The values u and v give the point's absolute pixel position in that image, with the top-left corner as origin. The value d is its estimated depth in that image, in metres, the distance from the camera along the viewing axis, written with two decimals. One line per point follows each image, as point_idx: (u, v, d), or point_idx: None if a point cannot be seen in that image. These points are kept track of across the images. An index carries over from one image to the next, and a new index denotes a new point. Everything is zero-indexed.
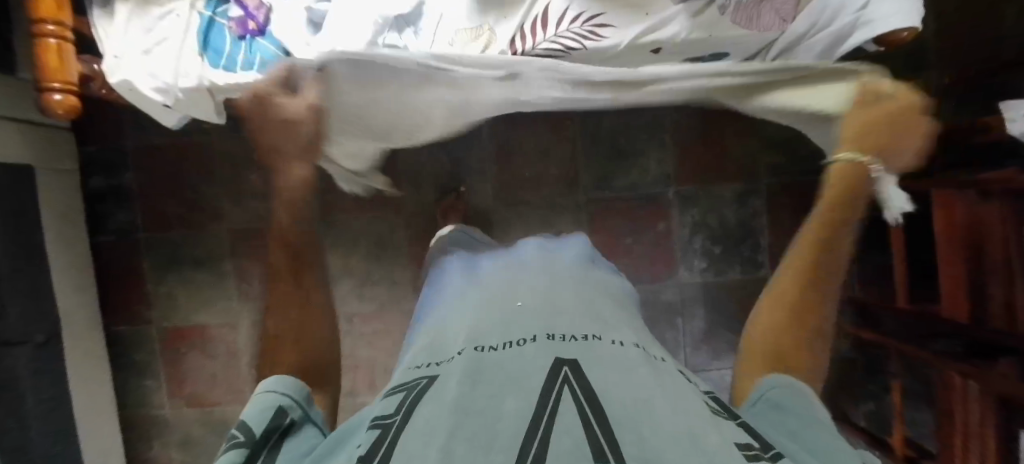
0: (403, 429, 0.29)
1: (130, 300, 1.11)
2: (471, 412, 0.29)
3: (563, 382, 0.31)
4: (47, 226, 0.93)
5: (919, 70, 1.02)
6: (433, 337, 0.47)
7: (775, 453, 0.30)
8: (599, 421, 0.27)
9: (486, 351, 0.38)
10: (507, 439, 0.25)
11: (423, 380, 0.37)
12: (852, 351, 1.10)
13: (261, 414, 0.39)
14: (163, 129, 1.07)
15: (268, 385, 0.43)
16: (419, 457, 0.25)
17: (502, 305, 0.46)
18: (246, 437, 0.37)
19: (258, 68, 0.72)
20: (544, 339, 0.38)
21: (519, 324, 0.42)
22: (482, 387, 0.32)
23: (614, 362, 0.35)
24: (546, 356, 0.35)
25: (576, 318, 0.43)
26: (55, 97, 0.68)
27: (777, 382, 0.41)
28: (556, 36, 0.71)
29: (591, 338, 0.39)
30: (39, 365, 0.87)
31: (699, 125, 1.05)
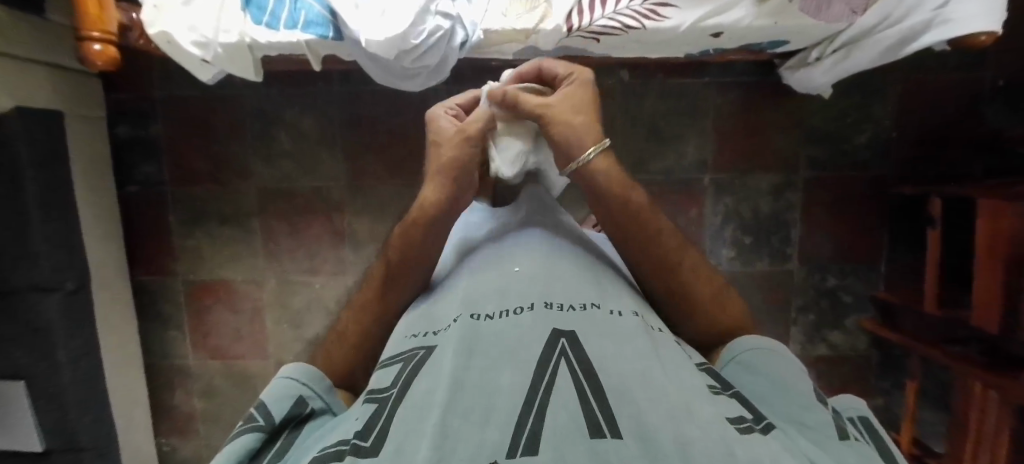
0: (399, 405, 0.29)
1: (158, 253, 1.14)
2: (468, 386, 0.28)
3: (560, 355, 0.30)
4: (76, 175, 0.95)
5: (980, 64, 0.96)
6: (431, 304, 0.45)
7: (768, 424, 0.29)
8: (595, 394, 0.27)
9: (483, 319, 0.36)
10: (502, 416, 0.25)
11: (420, 350, 0.36)
12: (875, 353, 1.08)
13: (282, 401, 0.37)
14: (195, 83, 1.07)
15: (287, 374, 0.40)
16: (416, 433, 0.25)
17: (499, 270, 0.44)
18: (266, 421, 0.34)
19: (302, 27, 0.73)
20: (542, 307, 0.36)
21: (516, 291, 0.39)
22: (478, 356, 0.31)
23: (614, 330, 0.34)
24: (543, 324, 0.34)
25: (576, 286, 0.40)
26: (94, 47, 0.69)
27: (750, 344, 0.41)
28: (614, 13, 0.71)
29: (590, 306, 0.37)
30: (70, 311, 0.90)
31: (742, 111, 1.02)
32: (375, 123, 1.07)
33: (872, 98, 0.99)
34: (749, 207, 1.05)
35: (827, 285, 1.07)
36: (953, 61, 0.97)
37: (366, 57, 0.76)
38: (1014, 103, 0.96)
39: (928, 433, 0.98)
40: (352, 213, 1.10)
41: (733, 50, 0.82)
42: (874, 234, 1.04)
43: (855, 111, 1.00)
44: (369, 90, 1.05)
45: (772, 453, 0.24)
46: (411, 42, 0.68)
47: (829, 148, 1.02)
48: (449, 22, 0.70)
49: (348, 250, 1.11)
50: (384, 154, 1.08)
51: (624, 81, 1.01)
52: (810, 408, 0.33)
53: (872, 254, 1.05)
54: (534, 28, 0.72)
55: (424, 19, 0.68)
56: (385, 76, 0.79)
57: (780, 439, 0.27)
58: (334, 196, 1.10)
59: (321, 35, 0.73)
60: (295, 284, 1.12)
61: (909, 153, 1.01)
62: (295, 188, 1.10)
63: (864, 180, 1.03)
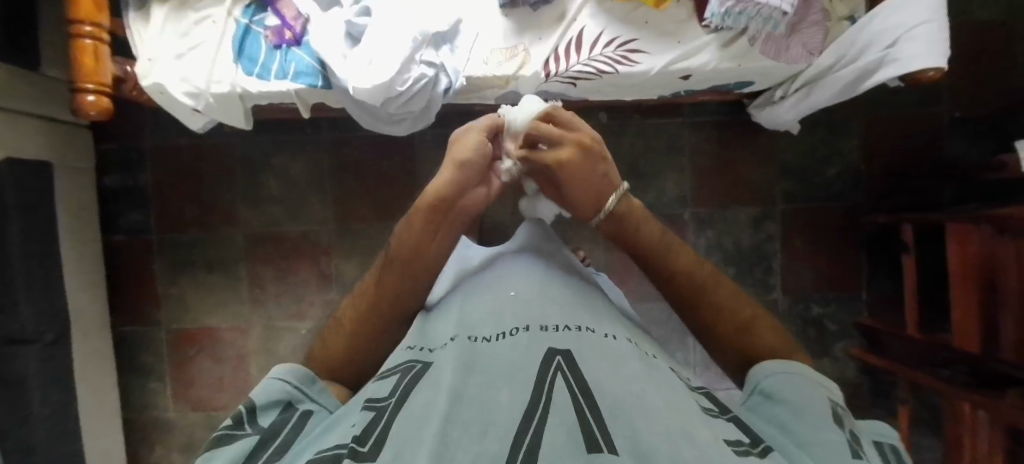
0: (398, 413, 0.29)
1: (141, 301, 1.12)
2: (466, 399, 0.28)
3: (557, 373, 0.30)
4: (62, 224, 0.95)
5: (933, 100, 1.03)
6: (429, 324, 0.45)
7: (765, 447, 0.29)
8: (593, 414, 0.27)
9: (480, 338, 0.36)
10: (500, 430, 0.25)
11: (418, 364, 0.36)
12: (866, 381, 1.08)
13: (269, 407, 0.36)
14: (185, 132, 1.10)
15: (276, 372, 0.39)
16: (415, 441, 0.25)
17: (495, 294, 0.44)
18: (250, 428, 0.34)
19: (292, 77, 0.76)
20: (538, 329, 0.37)
21: (512, 314, 0.40)
22: (475, 374, 0.31)
23: (608, 353, 0.34)
24: (540, 344, 0.34)
25: (570, 310, 0.41)
26: (88, 98, 0.71)
27: (772, 369, 0.40)
28: (589, 60, 0.75)
29: (585, 329, 0.37)
30: (48, 363, 0.87)
31: (717, 148, 1.06)
32: (362, 167, 1.09)
33: (838, 133, 1.05)
34: (730, 239, 1.07)
35: (813, 313, 1.08)
36: (908, 99, 1.03)
37: (353, 104, 0.79)
38: (975, 134, 1.02)
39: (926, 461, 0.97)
40: (340, 256, 1.10)
41: (703, 91, 0.87)
42: (853, 262, 1.07)
43: (824, 145, 1.06)
44: (357, 136, 1.08)
45: None
46: (396, 89, 0.72)
47: (802, 180, 1.06)
48: (434, 70, 0.74)
49: (336, 292, 1.10)
50: (371, 197, 1.09)
51: (602, 122, 1.06)
52: (822, 433, 0.32)
53: (853, 282, 1.07)
54: (514, 74, 0.76)
55: (410, 67, 0.72)
56: (371, 122, 0.82)
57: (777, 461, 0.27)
58: (322, 239, 1.10)
59: (311, 84, 0.76)
60: (281, 329, 1.11)
61: (878, 183, 1.05)
62: (283, 233, 1.10)
63: (837, 210, 1.07)
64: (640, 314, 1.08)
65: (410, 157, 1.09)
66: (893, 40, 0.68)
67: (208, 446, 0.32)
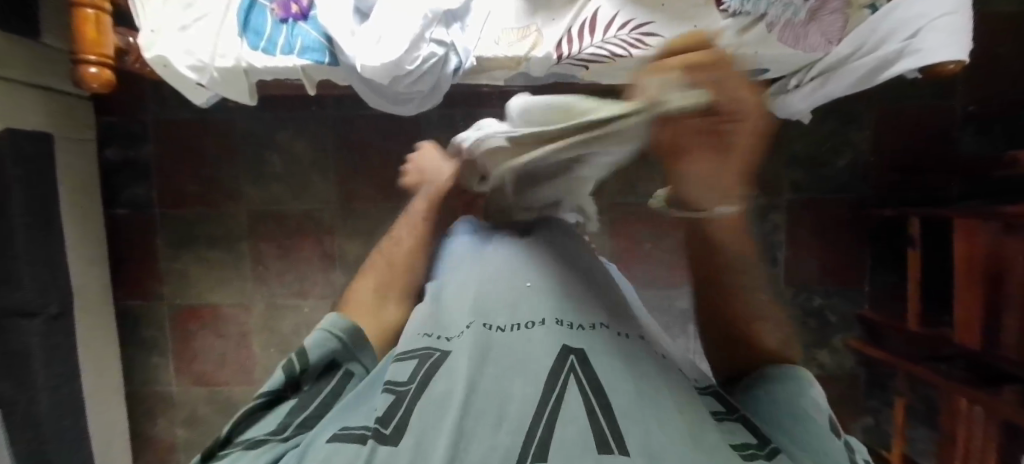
0: (415, 400, 0.29)
1: (143, 276, 1.12)
2: (480, 390, 0.29)
3: (569, 373, 0.30)
4: (64, 197, 0.94)
5: (948, 94, 1.02)
6: (441, 303, 0.44)
7: (773, 448, 0.29)
8: (604, 413, 0.27)
9: (495, 328, 0.36)
10: (512, 424, 0.26)
11: (434, 351, 0.35)
12: (864, 373, 1.09)
13: (314, 368, 0.37)
14: (187, 106, 1.08)
15: (323, 326, 0.40)
16: (434, 433, 0.26)
17: (509, 282, 0.41)
18: (297, 391, 0.35)
19: (298, 52, 0.74)
20: (553, 323, 0.35)
21: (528, 303, 0.38)
22: (490, 365, 0.31)
23: (623, 351, 0.33)
24: (554, 339, 0.33)
25: (587, 301, 0.40)
26: (90, 69, 0.70)
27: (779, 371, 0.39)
28: (603, 42, 0.74)
29: (601, 327, 0.36)
30: (52, 336, 0.87)
31: None
32: (367, 146, 1.08)
33: (850, 124, 1.04)
34: (735, 229, 1.07)
35: (814, 304, 1.08)
36: (922, 91, 1.02)
37: (361, 82, 0.77)
38: (988, 129, 1.01)
39: None
40: (343, 236, 1.10)
41: None
42: (857, 255, 1.07)
43: (834, 137, 1.04)
44: (361, 115, 1.07)
45: None
46: (406, 68, 0.70)
47: (811, 171, 1.05)
48: (444, 48, 0.72)
49: (338, 272, 1.10)
50: (375, 177, 1.08)
51: None
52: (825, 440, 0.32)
53: (856, 274, 1.07)
54: (526, 55, 0.75)
55: (419, 46, 0.70)
56: (378, 101, 0.81)
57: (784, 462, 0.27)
58: (325, 218, 1.10)
59: (317, 60, 0.74)
60: (283, 308, 1.11)
61: (885, 176, 1.05)
62: (286, 211, 1.09)
63: (844, 202, 1.06)
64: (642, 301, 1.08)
65: (416, 138, 1.07)
66: (915, 30, 0.67)
67: (256, 404, 0.34)
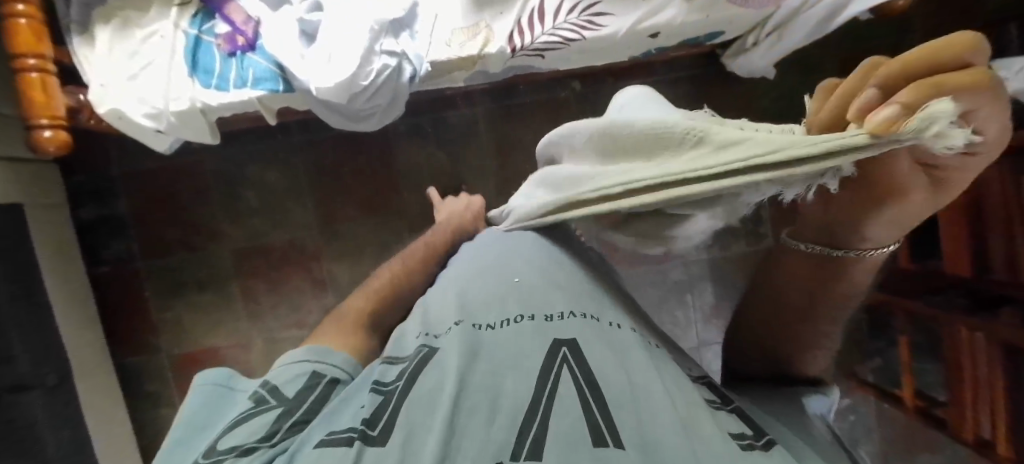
0: (406, 396, 0.30)
1: (138, 330, 1.11)
2: (472, 388, 0.29)
3: (561, 364, 0.31)
4: (44, 264, 0.93)
5: (905, 30, 1.02)
6: (430, 300, 0.44)
7: (769, 439, 0.30)
8: (598, 404, 0.28)
9: (483, 326, 0.36)
10: (504, 421, 0.27)
11: (422, 345, 0.36)
12: (863, 315, 1.10)
13: (294, 380, 0.36)
14: (154, 154, 1.07)
15: (298, 354, 0.39)
16: (424, 430, 0.27)
17: (499, 278, 0.41)
18: (276, 400, 0.34)
19: (251, 84, 0.73)
20: (542, 317, 0.35)
21: (517, 298, 0.38)
22: (481, 362, 0.31)
23: (614, 341, 0.34)
24: (544, 333, 0.34)
25: (578, 289, 0.40)
26: (45, 133, 0.69)
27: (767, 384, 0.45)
28: (554, 29, 0.73)
29: (591, 316, 0.36)
30: (54, 405, 0.86)
31: (695, 103, 1.05)
32: (340, 166, 1.07)
33: (815, 72, 1.04)
34: None
35: None
36: (879, 31, 1.02)
37: (320, 105, 0.77)
38: None
39: None
40: (330, 260, 1.09)
41: (674, 47, 0.85)
42: None
43: (802, 88, 1.04)
44: (329, 136, 1.06)
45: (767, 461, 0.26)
46: (361, 84, 0.70)
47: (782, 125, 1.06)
48: (396, 59, 0.72)
49: (330, 296, 1.09)
50: (353, 196, 1.08)
51: (577, 90, 1.04)
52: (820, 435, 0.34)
53: None
54: (479, 54, 0.74)
55: (371, 59, 0.70)
56: (340, 121, 0.80)
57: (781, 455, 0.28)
58: (309, 244, 1.09)
59: (273, 89, 0.74)
60: (283, 341, 1.10)
61: None
62: (269, 243, 1.09)
63: None
64: (637, 279, 1.08)
65: (387, 151, 1.07)
66: None
67: (235, 420, 0.33)
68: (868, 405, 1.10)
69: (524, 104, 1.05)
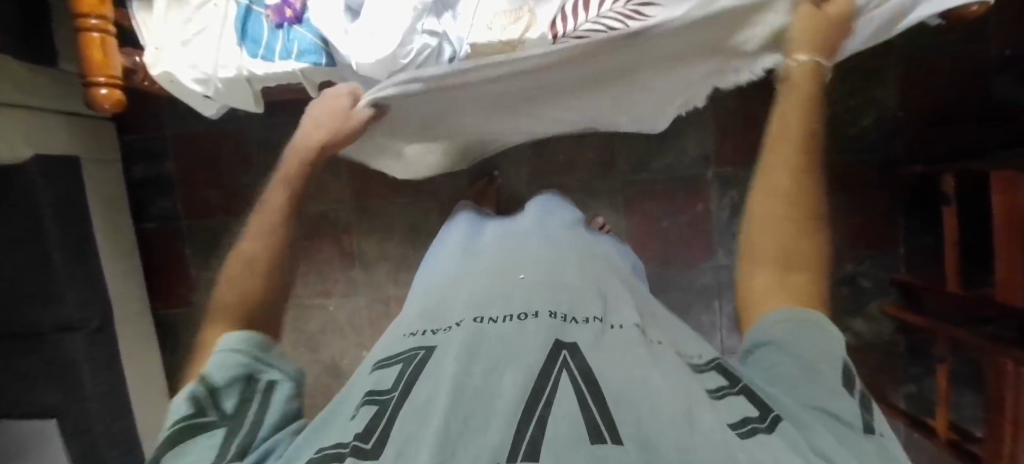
0: (402, 405, 0.29)
1: (177, 285, 1.17)
2: (468, 389, 0.28)
3: (562, 366, 0.30)
4: (96, 215, 0.99)
5: (982, 39, 0.94)
6: (435, 301, 0.45)
7: (773, 420, 0.29)
8: (596, 401, 0.26)
9: (486, 321, 0.37)
10: (501, 422, 0.25)
11: (421, 350, 0.36)
12: (900, 339, 1.04)
13: (229, 381, 0.37)
14: (202, 119, 1.11)
15: (224, 344, 0.40)
16: (418, 440, 0.25)
17: (503, 277, 0.45)
18: (215, 411, 0.36)
19: (296, 56, 0.75)
20: (546, 315, 0.37)
21: (520, 296, 0.41)
22: (480, 362, 0.31)
23: (614, 342, 0.34)
24: (546, 332, 0.34)
25: (580, 297, 0.41)
26: (101, 91, 0.72)
27: (782, 318, 0.39)
28: (598, 17, 0.67)
29: (593, 319, 0.38)
30: (96, 347, 0.92)
31: (741, 104, 1.01)
32: None
33: (871, 80, 0.99)
34: None
35: (844, 272, 1.04)
36: (952, 38, 0.95)
37: (360, 80, 0.78)
38: None
39: (964, 419, 0.94)
40: (361, 235, 1.12)
41: None
42: (888, 213, 1.02)
43: (853, 96, 1.00)
44: None
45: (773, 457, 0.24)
46: (400, 62, 0.71)
47: (831, 133, 1.01)
48: (436, 39, 0.72)
49: (358, 270, 1.12)
50: (387, 174, 1.10)
51: None
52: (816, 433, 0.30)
53: (889, 238, 1.03)
54: (519, 38, 0.72)
55: (412, 38, 0.70)
56: None
57: (785, 436, 0.28)
58: (341, 218, 1.12)
59: (315, 62, 0.75)
60: (310, 307, 1.14)
61: (917, 131, 0.99)
62: (304, 213, 1.12)
63: (873, 163, 1.01)
64: (662, 279, 1.06)
65: None
66: None
67: (172, 436, 0.34)
68: (898, 433, 1.05)
69: None
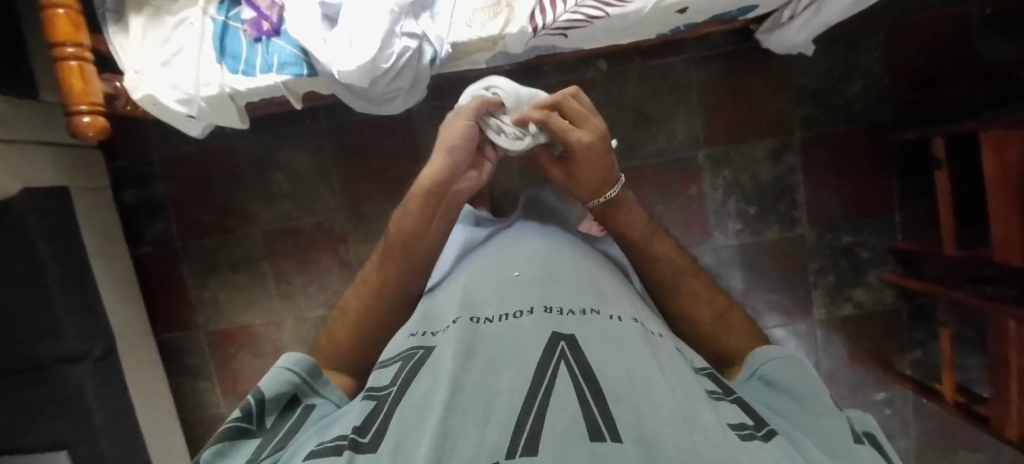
0: (400, 401, 0.29)
1: (177, 307, 1.17)
2: (467, 386, 0.28)
3: (561, 357, 0.30)
4: (91, 243, 0.99)
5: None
6: (433, 304, 0.45)
7: (770, 431, 0.29)
8: (595, 397, 0.26)
9: (483, 319, 0.37)
10: (500, 417, 0.25)
11: (419, 349, 0.36)
12: (902, 305, 1.05)
13: (277, 400, 0.38)
14: (189, 138, 1.11)
15: (285, 363, 0.40)
16: (418, 433, 0.25)
17: (498, 274, 0.45)
18: (257, 426, 0.36)
19: (277, 69, 0.74)
20: (542, 311, 0.37)
21: (517, 293, 0.41)
22: (477, 359, 0.31)
23: (612, 335, 0.34)
24: (544, 327, 0.34)
25: (576, 290, 0.41)
26: (84, 119, 0.72)
27: (775, 353, 0.39)
28: (577, 6, 0.70)
29: (589, 312, 0.38)
30: (101, 376, 0.92)
31: (726, 82, 1.01)
32: (365, 149, 1.08)
33: (857, 46, 0.98)
34: (749, 176, 1.03)
35: (842, 243, 1.04)
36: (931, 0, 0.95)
37: (341, 88, 0.77)
38: (1007, 29, 0.94)
39: (970, 380, 0.95)
40: (357, 242, 1.12)
41: (705, 22, 0.81)
42: (882, 180, 1.02)
43: (841, 63, 0.99)
44: (354, 120, 1.08)
45: (773, 457, 0.24)
46: (382, 67, 0.70)
47: (820, 105, 1.01)
48: (416, 40, 0.71)
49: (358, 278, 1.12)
50: (379, 179, 1.09)
51: (603, 70, 1.02)
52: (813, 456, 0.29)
53: (885, 206, 1.02)
54: (500, 34, 0.72)
55: (391, 42, 0.70)
56: (362, 104, 0.81)
57: (781, 447, 0.27)
58: (336, 227, 1.12)
59: (297, 73, 0.75)
60: (313, 319, 1.14)
61: (903, 96, 0.99)
62: (299, 226, 1.12)
63: (862, 132, 1.01)
64: None
65: (412, 136, 1.07)
66: None
67: (218, 439, 0.34)
68: (906, 399, 1.05)
69: (548, 85, 1.03)
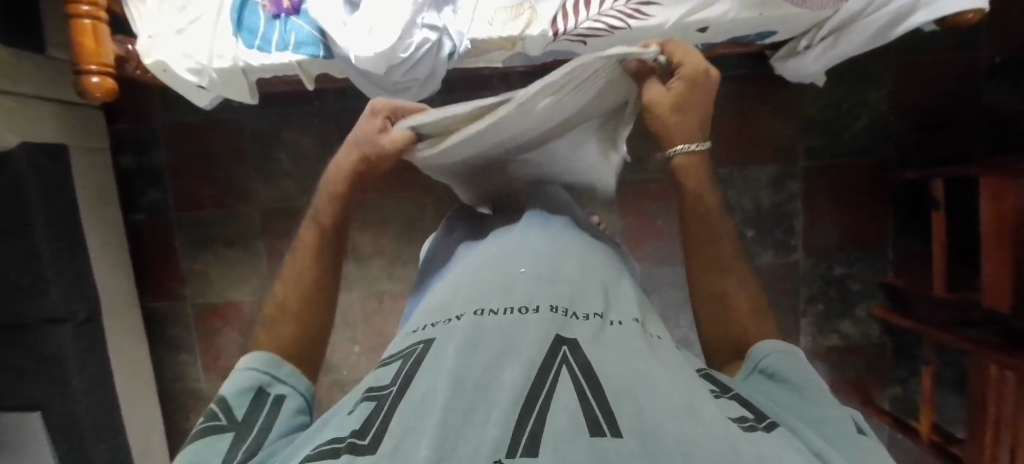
0: (401, 398, 0.29)
1: (166, 278, 1.15)
2: (469, 383, 0.28)
3: (562, 361, 0.30)
4: (84, 205, 0.97)
5: (972, 46, 0.96)
6: (438, 296, 0.45)
7: (771, 422, 0.28)
8: (595, 395, 0.26)
9: (487, 313, 0.37)
10: (502, 413, 0.25)
11: (419, 345, 0.36)
12: (887, 341, 1.06)
13: (242, 395, 0.38)
14: (194, 109, 1.10)
15: (247, 364, 0.41)
16: (417, 431, 0.24)
17: (504, 270, 0.45)
18: (227, 420, 0.35)
19: (293, 48, 0.74)
20: (547, 310, 0.37)
21: (520, 289, 0.41)
22: (479, 356, 0.31)
23: (615, 339, 0.34)
24: (547, 328, 0.34)
25: (580, 292, 0.41)
26: (92, 79, 0.71)
27: (770, 347, 0.40)
28: (599, 15, 0.71)
29: (594, 316, 0.38)
30: (83, 340, 0.91)
31: (735, 105, 1.02)
32: None
33: (867, 82, 0.99)
34: (750, 199, 1.04)
35: (835, 273, 1.06)
36: (943, 44, 0.97)
37: (357, 73, 0.77)
38: None
39: (947, 419, 0.96)
40: (354, 229, 1.11)
41: (722, 44, 0.81)
42: (879, 215, 1.03)
43: (850, 96, 1.00)
44: (363, 107, 1.07)
45: (776, 450, 0.24)
46: (400, 55, 0.70)
47: (826, 136, 1.02)
48: (436, 33, 0.72)
49: (352, 265, 1.12)
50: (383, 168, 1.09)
51: None
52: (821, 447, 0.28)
53: (880, 241, 1.04)
54: (520, 35, 0.73)
55: (412, 32, 0.70)
56: (377, 92, 0.81)
57: (786, 437, 0.26)
58: None
59: (312, 54, 0.74)
60: None
61: (908, 134, 1.00)
62: (297, 207, 1.11)
63: (865, 167, 1.03)
64: (656, 279, 1.07)
65: None
66: None
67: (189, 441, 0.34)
68: (883, 433, 1.07)
69: None
